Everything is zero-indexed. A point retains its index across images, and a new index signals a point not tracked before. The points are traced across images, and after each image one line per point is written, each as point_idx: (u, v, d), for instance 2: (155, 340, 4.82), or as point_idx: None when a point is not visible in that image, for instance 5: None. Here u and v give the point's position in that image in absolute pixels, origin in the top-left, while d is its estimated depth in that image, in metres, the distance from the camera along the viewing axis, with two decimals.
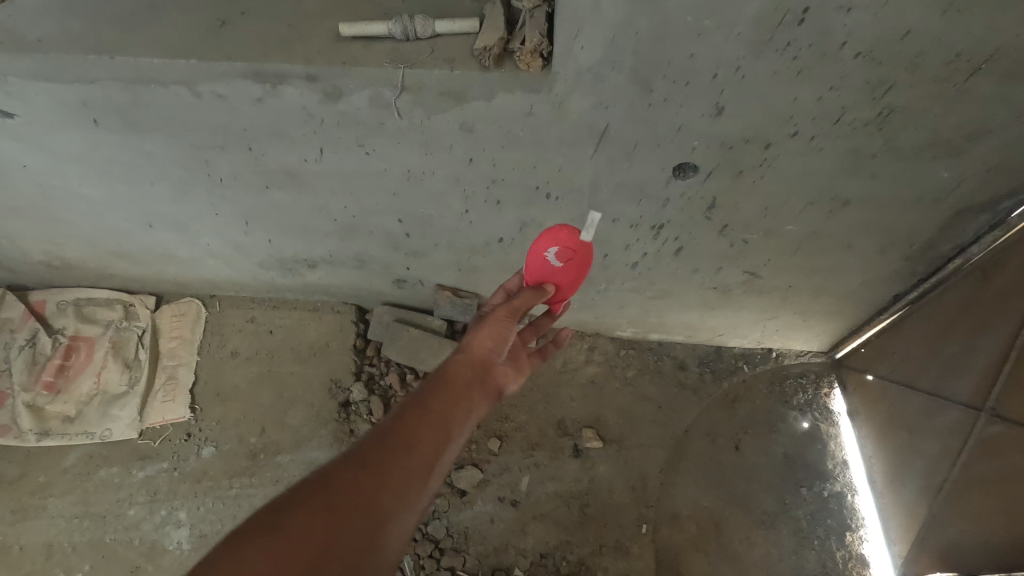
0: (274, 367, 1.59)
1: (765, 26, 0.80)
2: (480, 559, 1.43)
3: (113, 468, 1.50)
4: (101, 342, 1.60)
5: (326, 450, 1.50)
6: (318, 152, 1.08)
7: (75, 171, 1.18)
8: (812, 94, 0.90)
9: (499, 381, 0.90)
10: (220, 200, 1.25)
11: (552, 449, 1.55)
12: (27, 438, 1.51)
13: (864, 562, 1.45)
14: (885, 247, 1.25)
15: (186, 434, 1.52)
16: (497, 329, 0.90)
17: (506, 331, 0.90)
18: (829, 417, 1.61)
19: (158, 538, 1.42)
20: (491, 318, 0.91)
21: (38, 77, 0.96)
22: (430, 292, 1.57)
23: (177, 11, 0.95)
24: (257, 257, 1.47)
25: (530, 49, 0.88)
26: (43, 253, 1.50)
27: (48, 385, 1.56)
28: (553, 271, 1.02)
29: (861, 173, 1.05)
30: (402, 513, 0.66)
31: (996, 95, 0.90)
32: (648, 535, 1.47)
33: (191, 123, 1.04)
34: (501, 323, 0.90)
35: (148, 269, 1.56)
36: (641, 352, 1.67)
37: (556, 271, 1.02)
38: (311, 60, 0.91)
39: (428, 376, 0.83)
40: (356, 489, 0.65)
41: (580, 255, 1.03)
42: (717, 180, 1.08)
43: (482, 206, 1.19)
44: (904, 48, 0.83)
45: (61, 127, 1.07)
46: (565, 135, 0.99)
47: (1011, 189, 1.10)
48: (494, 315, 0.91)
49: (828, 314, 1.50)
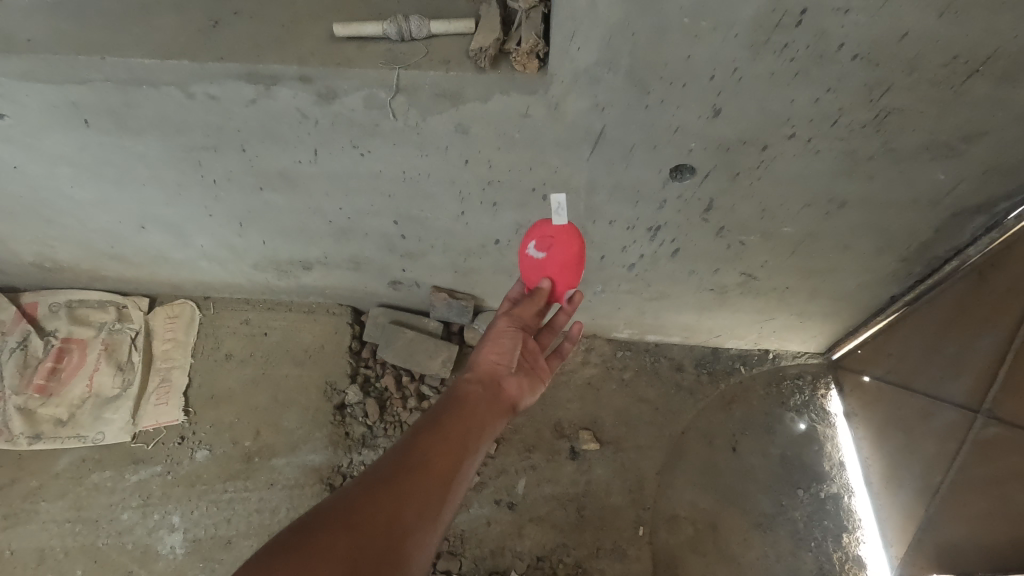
0: (268, 370, 1.58)
1: (762, 28, 0.80)
2: (476, 562, 1.42)
3: (106, 472, 1.48)
4: (93, 344, 1.59)
5: (321, 453, 1.49)
6: (312, 153, 1.07)
7: (66, 172, 1.17)
8: (809, 96, 0.90)
9: (510, 396, 0.99)
10: (213, 202, 1.24)
11: (548, 451, 1.54)
12: (18, 441, 1.50)
13: (861, 563, 1.45)
14: (882, 248, 1.25)
15: (180, 437, 1.51)
16: (500, 345, 0.99)
17: (509, 345, 0.99)
18: (825, 418, 1.61)
19: (151, 542, 1.41)
20: (493, 335, 1.00)
21: (28, 78, 0.95)
22: (426, 294, 1.56)
23: (170, 11, 0.94)
24: (252, 259, 1.45)
25: (526, 50, 0.87)
26: (34, 255, 1.49)
27: (40, 388, 1.54)
28: (542, 263, 1.01)
29: (858, 175, 1.05)
30: (418, 530, 0.73)
31: (992, 97, 0.89)
32: (644, 537, 1.47)
33: (183, 124, 1.03)
34: (504, 338, 1.00)
35: (141, 271, 1.55)
36: (638, 353, 1.67)
37: (545, 261, 1.01)
38: (304, 61, 0.90)
39: (442, 398, 0.93)
40: (375, 511, 0.71)
41: (561, 234, 1.01)
42: (714, 181, 1.07)
43: (478, 208, 1.18)
44: (902, 50, 0.82)
45: (51, 128, 1.06)
46: (561, 137, 0.99)
47: (1007, 191, 1.10)
48: (496, 331, 1.01)
49: (825, 316, 1.50)
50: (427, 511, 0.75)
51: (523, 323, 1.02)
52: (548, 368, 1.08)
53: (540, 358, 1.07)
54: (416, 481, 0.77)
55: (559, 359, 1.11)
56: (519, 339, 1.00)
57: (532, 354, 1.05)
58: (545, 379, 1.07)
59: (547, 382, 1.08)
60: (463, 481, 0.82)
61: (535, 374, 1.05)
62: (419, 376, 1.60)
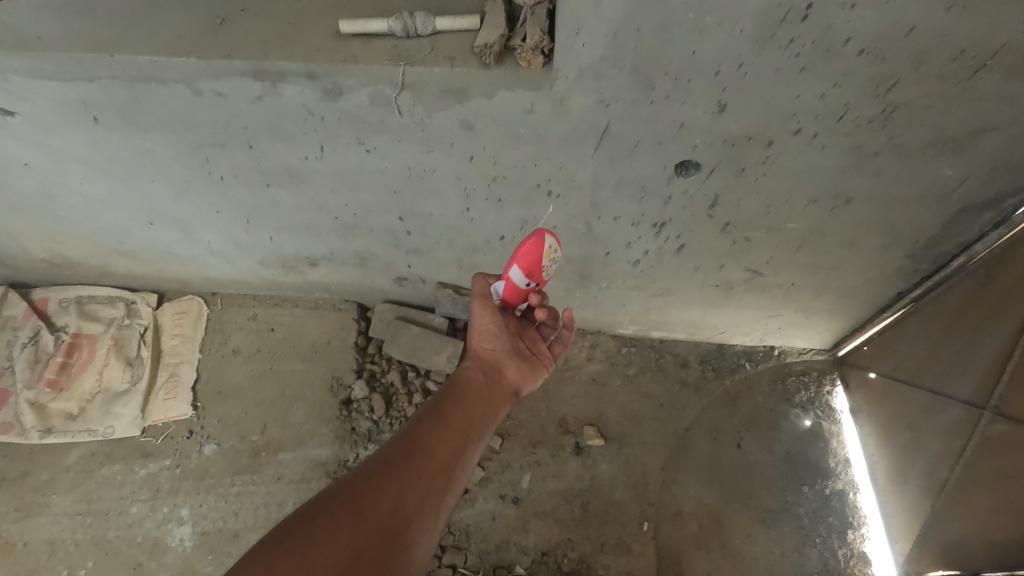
0: (275, 365, 1.59)
1: (768, 22, 0.80)
2: (482, 556, 1.43)
3: (116, 466, 1.50)
4: (102, 340, 1.61)
5: (327, 448, 1.50)
6: (318, 150, 1.08)
7: (76, 169, 1.19)
8: (815, 91, 0.89)
9: (508, 381, 1.09)
10: (221, 199, 1.25)
11: (552, 447, 1.55)
12: (30, 435, 1.52)
13: (866, 560, 1.45)
14: (889, 244, 1.24)
15: (188, 431, 1.53)
16: (490, 336, 1.10)
17: (500, 334, 1.10)
18: (831, 415, 1.61)
19: (160, 535, 1.43)
20: (480, 327, 1.10)
21: (38, 76, 0.96)
22: (431, 290, 1.56)
23: (178, 9, 0.95)
24: (258, 255, 1.47)
25: (531, 47, 0.88)
26: (44, 251, 1.50)
27: (50, 382, 1.56)
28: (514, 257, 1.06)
29: (863, 170, 1.04)
30: (421, 515, 0.79)
31: (1000, 91, 0.89)
32: (649, 532, 1.47)
33: (191, 122, 1.04)
34: (495, 330, 1.09)
35: (149, 267, 1.56)
36: (643, 350, 1.67)
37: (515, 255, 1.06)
38: (311, 58, 0.91)
39: (443, 387, 1.02)
40: (379, 498, 0.77)
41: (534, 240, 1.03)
42: (719, 177, 1.07)
43: (483, 205, 1.18)
44: (908, 44, 0.82)
45: (61, 125, 1.07)
46: (566, 133, 0.99)
47: (1015, 186, 1.09)
48: (481, 323, 1.09)
49: (830, 313, 1.49)
50: (430, 498, 0.82)
51: (503, 310, 1.11)
52: (548, 356, 1.19)
53: (540, 346, 1.18)
54: (418, 469, 0.84)
55: (560, 345, 1.21)
56: (504, 326, 1.09)
57: (532, 343, 1.17)
58: (546, 366, 1.18)
59: (549, 368, 1.20)
60: (464, 468, 0.90)
61: (533, 361, 1.15)
62: (425, 372, 1.61)
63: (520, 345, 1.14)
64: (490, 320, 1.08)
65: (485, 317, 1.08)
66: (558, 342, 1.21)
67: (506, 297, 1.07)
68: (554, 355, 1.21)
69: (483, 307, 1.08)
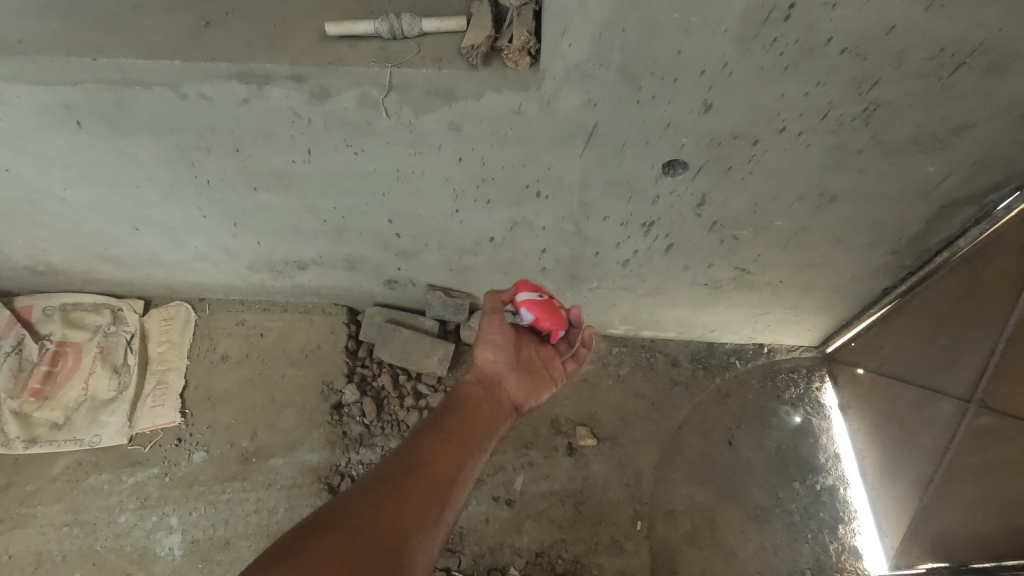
0: (265, 370, 1.58)
1: (751, 22, 0.80)
2: (475, 559, 1.42)
3: (103, 475, 1.48)
4: (89, 347, 1.59)
5: (319, 453, 1.49)
6: (305, 152, 1.07)
7: (59, 174, 1.17)
8: (798, 91, 0.90)
9: (513, 397, 1.11)
10: (207, 202, 1.23)
11: (545, 448, 1.55)
12: (14, 445, 1.49)
13: (857, 554, 1.46)
14: (874, 241, 1.26)
15: (177, 439, 1.51)
16: (499, 349, 1.11)
17: (507, 349, 1.12)
18: (820, 411, 1.63)
19: (149, 544, 1.41)
20: (489, 339, 1.11)
21: (18, 80, 0.94)
22: (422, 292, 1.56)
23: (162, 12, 0.95)
24: (246, 259, 1.45)
25: (517, 48, 0.88)
26: (27, 258, 1.48)
27: (35, 392, 1.54)
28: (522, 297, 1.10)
29: (849, 167, 1.05)
30: (420, 532, 0.79)
31: (979, 88, 0.90)
32: (642, 531, 1.47)
33: (177, 125, 1.03)
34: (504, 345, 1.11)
35: (136, 273, 1.54)
36: (633, 350, 1.68)
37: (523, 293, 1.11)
38: (297, 61, 0.90)
39: (447, 400, 1.05)
40: (376, 514, 0.77)
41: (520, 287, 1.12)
42: (705, 176, 1.08)
43: (472, 206, 1.18)
44: (889, 42, 0.83)
45: (43, 129, 1.05)
46: (555, 133, 0.99)
47: (997, 181, 1.10)
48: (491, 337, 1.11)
49: (818, 310, 1.51)
50: (428, 514, 0.82)
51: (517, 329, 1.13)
52: (559, 371, 1.20)
53: (550, 361, 1.19)
54: (416, 484, 0.84)
55: (573, 362, 1.22)
56: (511, 340, 1.12)
57: (541, 357, 1.18)
58: (552, 382, 1.19)
59: (557, 384, 1.20)
60: (463, 484, 0.90)
61: (540, 376, 1.16)
62: (416, 375, 1.61)
63: (527, 359, 1.15)
64: (499, 331, 1.10)
65: (496, 329, 1.10)
66: (572, 359, 1.22)
67: (548, 323, 1.09)
68: (566, 373, 1.22)
69: (494, 319, 1.10)
